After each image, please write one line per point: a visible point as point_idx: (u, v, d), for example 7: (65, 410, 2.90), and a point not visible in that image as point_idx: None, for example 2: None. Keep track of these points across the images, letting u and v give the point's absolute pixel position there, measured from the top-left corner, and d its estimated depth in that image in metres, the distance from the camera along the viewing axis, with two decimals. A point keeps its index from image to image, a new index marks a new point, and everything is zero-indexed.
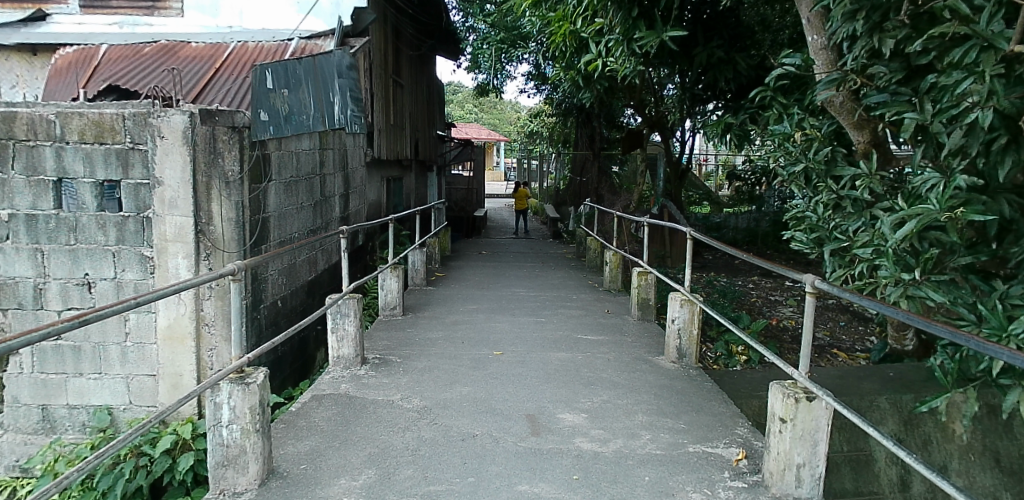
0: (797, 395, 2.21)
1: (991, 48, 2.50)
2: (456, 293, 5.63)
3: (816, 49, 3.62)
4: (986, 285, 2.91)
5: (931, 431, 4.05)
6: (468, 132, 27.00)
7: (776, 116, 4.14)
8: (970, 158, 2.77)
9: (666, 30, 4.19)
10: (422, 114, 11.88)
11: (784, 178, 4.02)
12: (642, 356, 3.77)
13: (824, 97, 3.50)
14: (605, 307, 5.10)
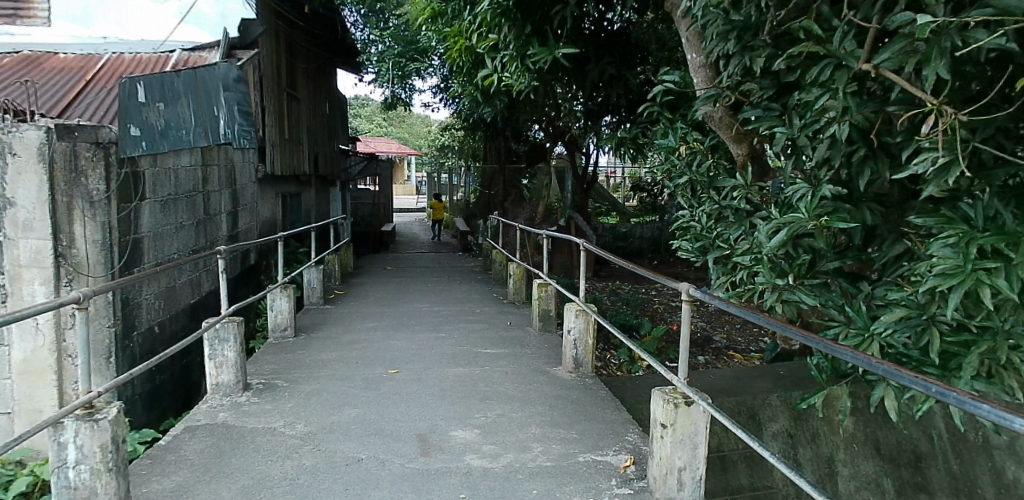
0: (676, 401, 2.44)
1: (844, 67, 2.80)
2: (356, 310, 5.53)
3: (696, 67, 3.79)
4: (853, 287, 3.20)
5: (818, 425, 4.22)
6: (376, 145, 26.73)
7: (662, 131, 4.19)
8: (834, 170, 3.07)
9: (558, 47, 4.30)
10: (322, 130, 11.81)
11: (672, 189, 4.12)
12: (540, 367, 3.81)
13: (703, 112, 3.64)
14: (508, 320, 5.14)
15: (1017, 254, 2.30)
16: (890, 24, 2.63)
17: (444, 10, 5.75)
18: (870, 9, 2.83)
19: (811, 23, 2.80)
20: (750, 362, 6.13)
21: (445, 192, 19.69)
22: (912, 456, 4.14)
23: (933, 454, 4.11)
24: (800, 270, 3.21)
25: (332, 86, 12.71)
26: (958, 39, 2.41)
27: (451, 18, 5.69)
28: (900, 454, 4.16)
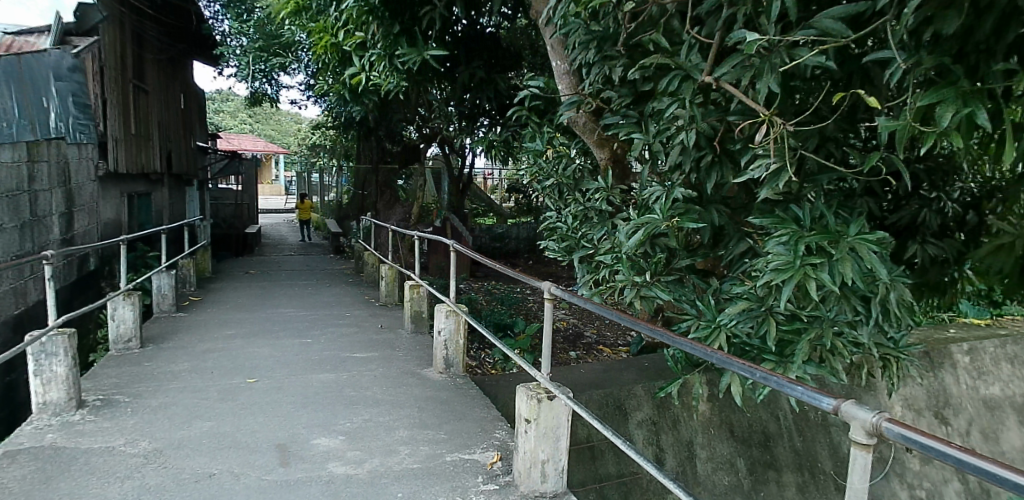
0: (540, 396, 2.60)
1: (689, 78, 3.07)
2: (213, 318, 5.25)
3: (560, 73, 3.95)
4: (704, 283, 3.47)
5: (678, 412, 4.48)
6: (239, 144, 25.41)
7: (530, 134, 4.34)
8: (685, 174, 3.31)
9: (426, 49, 4.44)
10: (175, 124, 11.23)
11: (541, 191, 4.25)
12: (411, 369, 3.80)
13: (567, 117, 3.80)
14: (380, 322, 5.08)
15: (835, 251, 2.80)
16: (732, 41, 2.89)
17: (308, 5, 5.73)
18: (713, 26, 3.08)
19: (659, 37, 3.02)
20: (618, 355, 6.47)
21: (317, 193, 19.16)
22: (761, 437, 4.56)
23: (779, 433, 4.62)
24: (657, 268, 3.40)
25: (185, 79, 12.09)
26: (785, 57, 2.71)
27: (315, 13, 5.69)
28: (750, 435, 4.53)
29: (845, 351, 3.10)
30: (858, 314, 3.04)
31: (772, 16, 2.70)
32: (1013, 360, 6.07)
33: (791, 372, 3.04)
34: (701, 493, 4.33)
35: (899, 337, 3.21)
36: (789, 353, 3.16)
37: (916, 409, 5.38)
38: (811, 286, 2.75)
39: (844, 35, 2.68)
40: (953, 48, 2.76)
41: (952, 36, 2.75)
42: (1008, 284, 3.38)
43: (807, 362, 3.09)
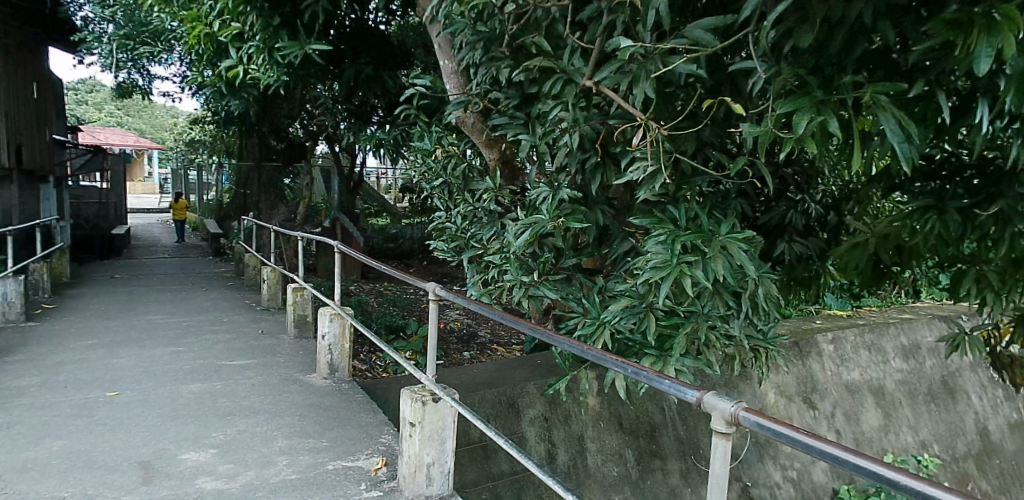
0: (425, 399, 2.68)
1: (572, 82, 3.17)
2: (64, 331, 4.97)
3: (449, 73, 3.95)
4: (590, 281, 3.55)
5: (571, 407, 4.56)
6: (107, 140, 23.80)
7: (420, 133, 4.31)
8: (570, 175, 3.39)
9: (308, 43, 4.77)
10: (24, 115, 10.47)
11: (430, 192, 4.20)
12: (291, 375, 3.71)
13: (455, 117, 3.79)
14: (259, 328, 5.02)
15: (708, 249, 3.01)
16: (609, 48, 2.99)
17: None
18: (594, 31, 3.17)
19: (541, 40, 3.11)
20: (511, 354, 6.58)
21: (195, 194, 18.36)
22: (647, 428, 4.78)
23: (665, 423, 4.87)
24: (544, 267, 3.44)
25: (36, 67, 11.31)
26: (658, 64, 2.86)
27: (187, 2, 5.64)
28: (636, 426, 4.72)
29: (718, 343, 3.26)
30: (729, 309, 3.28)
31: (647, 24, 2.79)
32: (868, 348, 6.68)
33: (670, 365, 3.19)
34: (591, 485, 4.34)
35: (768, 330, 3.44)
36: (668, 347, 3.32)
37: (787, 395, 5.81)
38: (686, 282, 2.93)
39: (711, 46, 2.85)
40: (808, 60, 2.97)
41: (807, 49, 2.96)
42: (862, 279, 3.58)
43: (684, 355, 3.24)
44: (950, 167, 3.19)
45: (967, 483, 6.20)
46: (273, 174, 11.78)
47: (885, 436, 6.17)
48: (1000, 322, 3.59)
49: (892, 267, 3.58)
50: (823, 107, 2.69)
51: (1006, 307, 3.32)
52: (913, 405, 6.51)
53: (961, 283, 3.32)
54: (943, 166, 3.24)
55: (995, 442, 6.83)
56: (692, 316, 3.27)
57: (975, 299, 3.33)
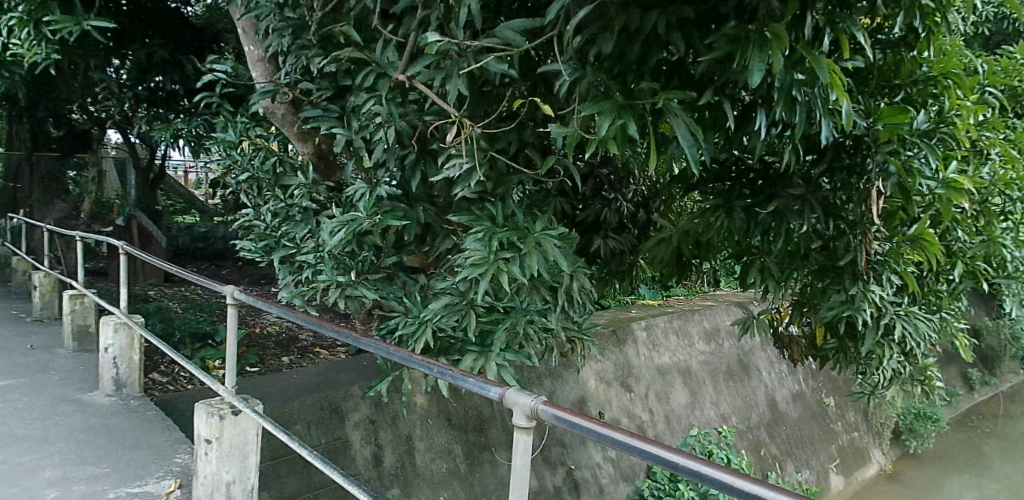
0: (222, 414, 2.68)
1: (385, 74, 3.17)
2: None
3: (255, 60, 3.70)
4: (412, 280, 3.51)
5: (399, 407, 4.47)
6: None
7: (223, 125, 4.03)
8: (389, 171, 3.35)
9: (86, 19, 4.71)
10: None
11: (236, 188, 3.84)
12: (69, 395, 3.85)
13: (262, 107, 3.58)
14: (32, 344, 5.16)
15: (524, 246, 3.14)
16: (422, 42, 3.02)
17: None
18: (408, 25, 3.16)
19: (348, 29, 3.09)
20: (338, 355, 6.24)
21: None
22: (476, 422, 4.87)
23: (493, 417, 5.01)
24: (363, 266, 3.36)
25: None
26: (470, 61, 2.94)
27: None
28: (466, 421, 4.81)
29: (536, 337, 3.39)
30: (547, 303, 3.39)
31: (460, 21, 2.82)
32: (677, 333, 7.39)
33: (490, 360, 3.24)
34: (418, 484, 4.33)
35: (582, 321, 3.60)
36: (489, 342, 3.37)
37: (606, 380, 6.18)
38: (503, 278, 3.02)
39: (520, 47, 2.96)
40: (613, 66, 3.20)
41: (609, 56, 3.17)
42: (669, 270, 3.95)
43: (505, 349, 3.33)
44: (736, 169, 3.57)
45: (759, 449, 6.96)
46: (51, 165, 10.04)
47: (690, 412, 6.76)
48: (780, 304, 4.03)
49: (693, 259, 3.96)
50: (625, 109, 2.93)
51: (786, 291, 3.73)
52: (714, 382, 7.30)
53: (749, 272, 3.70)
54: (730, 169, 3.61)
55: (782, 411, 7.74)
56: (512, 312, 3.36)
57: (759, 287, 3.73)
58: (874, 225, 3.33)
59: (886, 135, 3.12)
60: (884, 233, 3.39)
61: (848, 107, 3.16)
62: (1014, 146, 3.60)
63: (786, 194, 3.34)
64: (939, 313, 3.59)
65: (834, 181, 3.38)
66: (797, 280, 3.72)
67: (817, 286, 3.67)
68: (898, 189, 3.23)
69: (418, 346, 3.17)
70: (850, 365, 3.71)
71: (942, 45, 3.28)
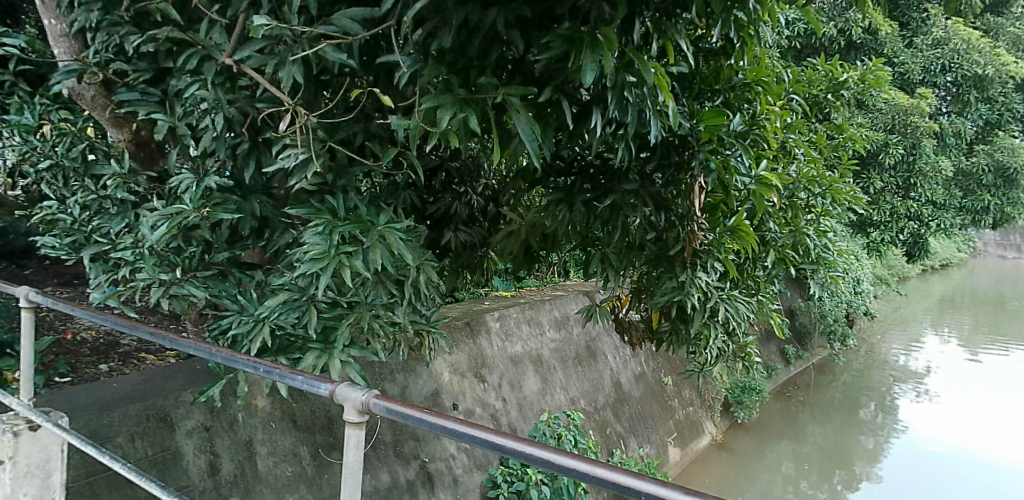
0: (16, 429, 2.42)
1: (211, 58, 2.99)
2: None
3: (56, 35, 3.28)
4: (247, 277, 3.39)
5: (236, 411, 4.06)
6: None
7: (15, 106, 3.62)
8: (220, 161, 3.24)
9: None
10: None
11: (35, 176, 3.62)
12: None
13: (65, 87, 3.24)
14: None
15: (366, 239, 3.11)
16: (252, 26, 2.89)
17: None
18: (237, 8, 3.00)
19: (167, 8, 2.89)
20: None
21: None
22: (323, 421, 4.62)
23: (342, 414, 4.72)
24: (190, 263, 3.20)
25: None
26: (305, 48, 2.87)
27: None
28: (313, 422, 4.52)
29: (382, 332, 3.36)
30: (393, 297, 3.40)
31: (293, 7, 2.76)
32: (529, 322, 7.29)
33: (333, 357, 3.17)
34: (261, 491, 4.03)
35: (430, 314, 3.65)
36: (332, 338, 3.30)
37: (460, 372, 5.95)
38: (345, 273, 3.00)
39: (358, 35, 2.94)
40: (451, 60, 3.19)
41: (450, 50, 3.20)
42: (517, 262, 4.11)
43: (348, 345, 3.29)
44: (578, 165, 3.73)
45: (605, 428, 7.35)
46: None
47: (542, 397, 6.78)
48: (620, 291, 4.26)
49: (541, 251, 4.12)
50: (463, 103, 3.00)
51: (625, 279, 3.95)
52: (564, 368, 7.38)
53: (591, 264, 3.87)
54: (573, 164, 3.75)
55: (625, 392, 8.17)
56: (356, 307, 3.29)
57: (600, 277, 3.91)
58: (698, 219, 3.59)
59: (707, 136, 3.37)
60: (708, 224, 3.66)
61: (674, 109, 3.40)
62: (817, 148, 4.04)
63: (621, 188, 3.54)
64: (756, 296, 3.94)
65: (665, 177, 3.62)
66: (635, 268, 3.95)
67: (651, 274, 3.92)
68: (717, 183, 3.53)
69: (254, 345, 3.04)
70: (682, 346, 3.99)
71: (753, 55, 3.58)
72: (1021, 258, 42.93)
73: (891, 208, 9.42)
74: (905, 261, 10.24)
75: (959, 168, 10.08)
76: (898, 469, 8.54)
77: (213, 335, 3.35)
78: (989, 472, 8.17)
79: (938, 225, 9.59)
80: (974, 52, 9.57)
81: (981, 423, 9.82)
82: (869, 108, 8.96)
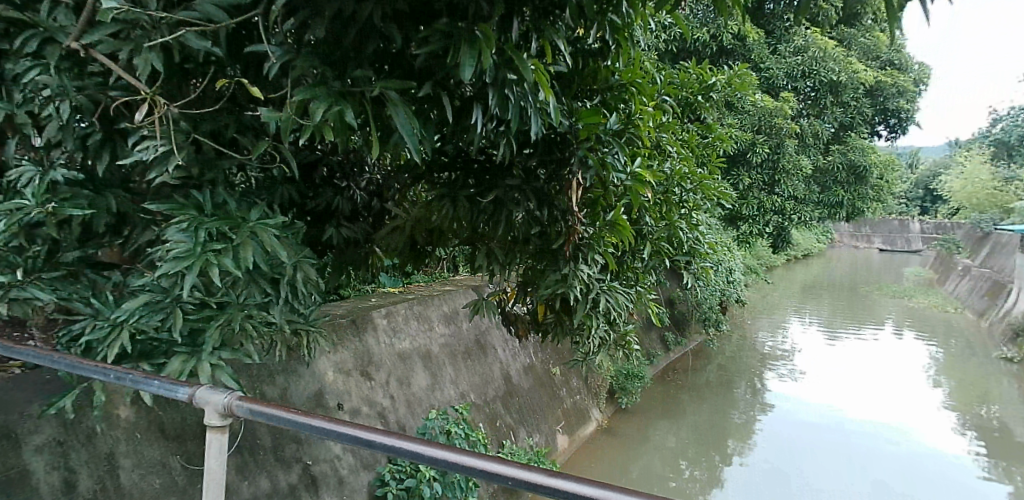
0: None
1: (54, 40, 2.76)
2: None
3: None
4: (102, 278, 3.20)
5: (95, 423, 3.74)
6: None
7: None
8: (69, 153, 3.07)
9: None
10: None
11: None
12: None
13: None
14: None
15: (236, 236, 2.99)
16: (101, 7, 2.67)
17: None
18: None
19: None
20: None
21: None
22: (197, 429, 4.37)
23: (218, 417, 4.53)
24: (34, 262, 3.03)
25: None
26: (164, 35, 2.71)
27: None
28: (184, 430, 4.28)
29: (256, 332, 3.25)
30: (267, 296, 3.29)
31: None
32: (417, 318, 7.23)
33: (203, 361, 3.02)
34: None
35: (308, 312, 3.55)
36: (200, 341, 3.15)
37: (345, 371, 5.81)
38: (214, 272, 2.85)
39: (223, 23, 2.81)
40: (325, 52, 3.13)
41: (324, 42, 3.12)
42: (402, 258, 4.12)
43: (217, 348, 3.13)
44: (463, 160, 3.73)
45: (495, 420, 7.46)
46: None
47: (431, 393, 6.76)
48: (507, 285, 4.33)
49: (426, 246, 4.16)
50: (338, 96, 2.91)
51: (511, 273, 4.01)
52: (453, 363, 7.39)
53: (476, 258, 3.90)
54: (457, 159, 3.76)
55: (515, 384, 8.33)
56: (226, 307, 3.15)
57: (486, 271, 3.93)
58: (577, 214, 3.71)
59: (585, 134, 3.51)
60: (589, 219, 3.81)
61: (554, 107, 3.43)
62: (687, 146, 4.39)
63: (504, 184, 3.61)
64: (634, 286, 4.18)
65: (547, 172, 3.69)
66: (520, 263, 4.02)
67: (537, 267, 4.01)
68: (595, 179, 3.65)
69: (111, 351, 2.83)
70: (566, 337, 4.13)
71: (628, 57, 3.73)
72: (880, 249, 47.80)
73: (759, 203, 10.49)
74: (772, 251, 11.65)
75: (818, 166, 11.06)
76: (769, 439, 9.45)
77: (65, 342, 3.10)
78: (843, 441, 9.22)
79: (797, 218, 10.81)
80: (829, 60, 10.43)
81: (838, 400, 11.01)
82: (737, 111, 9.60)
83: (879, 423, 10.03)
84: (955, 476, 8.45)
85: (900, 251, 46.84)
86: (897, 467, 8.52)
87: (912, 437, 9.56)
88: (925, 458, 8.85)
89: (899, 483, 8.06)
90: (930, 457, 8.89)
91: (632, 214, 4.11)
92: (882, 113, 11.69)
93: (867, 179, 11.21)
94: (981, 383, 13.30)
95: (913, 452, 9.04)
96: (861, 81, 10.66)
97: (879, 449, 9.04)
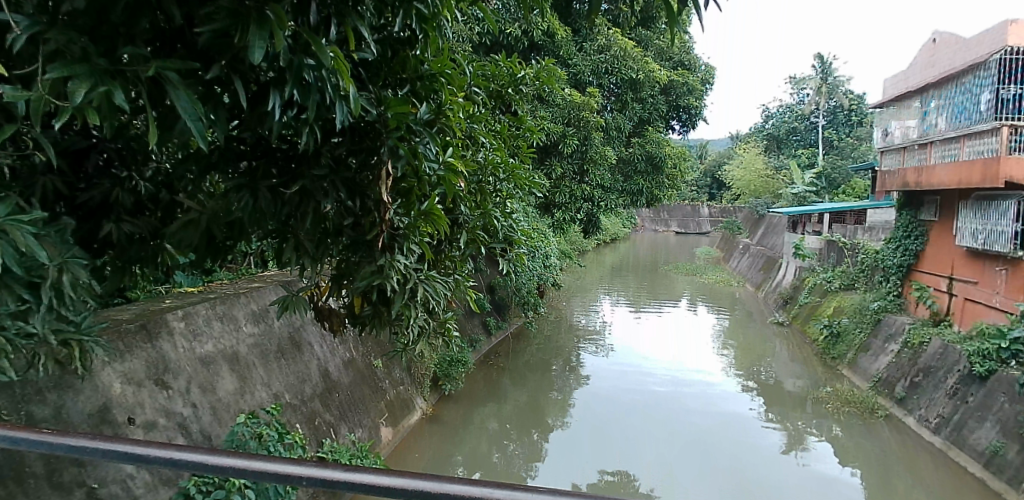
0: None
1: None
2: None
3: None
4: None
5: None
6: None
7: None
8: None
9: None
10: None
11: None
12: None
13: None
14: None
15: None
16: None
17: None
18: None
19: None
20: None
21: None
22: None
23: None
24: None
25: None
26: None
27: None
28: None
29: (12, 346, 2.80)
30: (24, 303, 2.85)
31: None
32: (221, 319, 6.72)
33: None
34: None
35: (81, 319, 3.19)
36: None
37: (136, 382, 5.23)
38: None
39: None
40: (85, 24, 2.72)
41: (83, 12, 2.70)
42: (198, 255, 3.79)
43: None
44: (264, 149, 3.57)
45: (314, 419, 7.34)
46: None
47: (240, 397, 6.43)
48: (320, 280, 4.22)
49: (229, 241, 3.90)
50: (104, 75, 2.56)
51: (323, 266, 3.89)
52: (265, 364, 7.06)
53: (283, 252, 3.68)
54: (258, 148, 3.59)
55: (334, 380, 8.20)
56: None
57: (296, 265, 3.75)
58: (389, 205, 3.63)
59: (394, 123, 3.44)
60: (402, 209, 3.79)
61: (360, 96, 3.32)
62: (498, 146, 4.66)
63: (311, 174, 3.48)
64: (452, 274, 4.29)
65: (358, 160, 3.59)
66: (333, 255, 3.92)
67: (352, 260, 3.91)
68: (407, 169, 3.65)
69: None
70: (385, 328, 4.06)
71: (437, 48, 3.77)
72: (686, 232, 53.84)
73: (570, 191, 11.13)
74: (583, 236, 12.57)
75: (620, 156, 12.09)
76: (596, 420, 10.20)
77: None
78: (657, 415, 10.28)
79: (603, 204, 11.78)
80: (629, 60, 11.34)
81: (648, 376, 12.39)
82: (547, 103, 10.23)
83: (686, 396, 11.32)
84: (743, 432, 9.96)
85: (693, 232, 53.87)
86: (698, 432, 9.74)
87: (712, 406, 10.94)
88: (724, 425, 10.14)
89: (699, 445, 9.28)
90: (724, 420, 10.34)
91: (447, 204, 4.25)
92: (675, 109, 12.87)
93: (662, 169, 12.41)
94: (753, 347, 15.71)
95: (714, 420, 10.33)
96: (656, 80, 11.66)
97: (687, 420, 10.20)
